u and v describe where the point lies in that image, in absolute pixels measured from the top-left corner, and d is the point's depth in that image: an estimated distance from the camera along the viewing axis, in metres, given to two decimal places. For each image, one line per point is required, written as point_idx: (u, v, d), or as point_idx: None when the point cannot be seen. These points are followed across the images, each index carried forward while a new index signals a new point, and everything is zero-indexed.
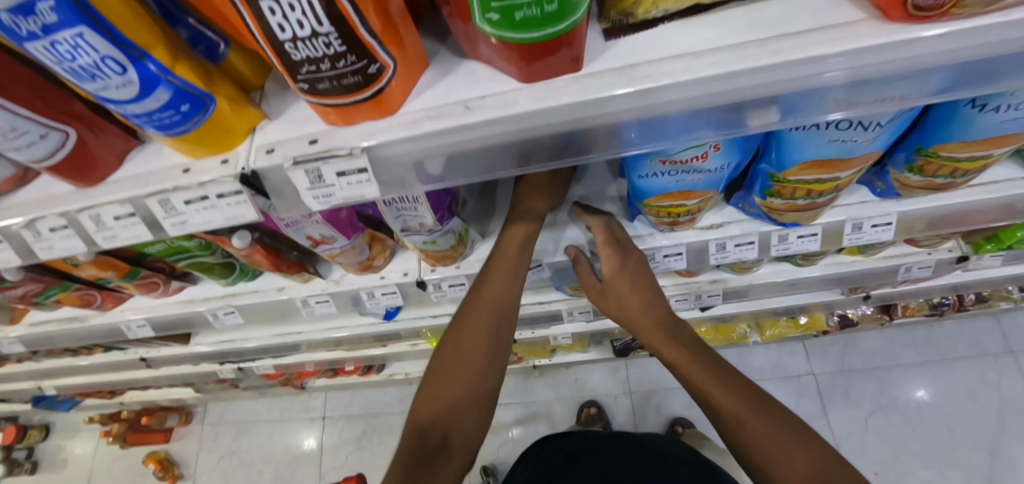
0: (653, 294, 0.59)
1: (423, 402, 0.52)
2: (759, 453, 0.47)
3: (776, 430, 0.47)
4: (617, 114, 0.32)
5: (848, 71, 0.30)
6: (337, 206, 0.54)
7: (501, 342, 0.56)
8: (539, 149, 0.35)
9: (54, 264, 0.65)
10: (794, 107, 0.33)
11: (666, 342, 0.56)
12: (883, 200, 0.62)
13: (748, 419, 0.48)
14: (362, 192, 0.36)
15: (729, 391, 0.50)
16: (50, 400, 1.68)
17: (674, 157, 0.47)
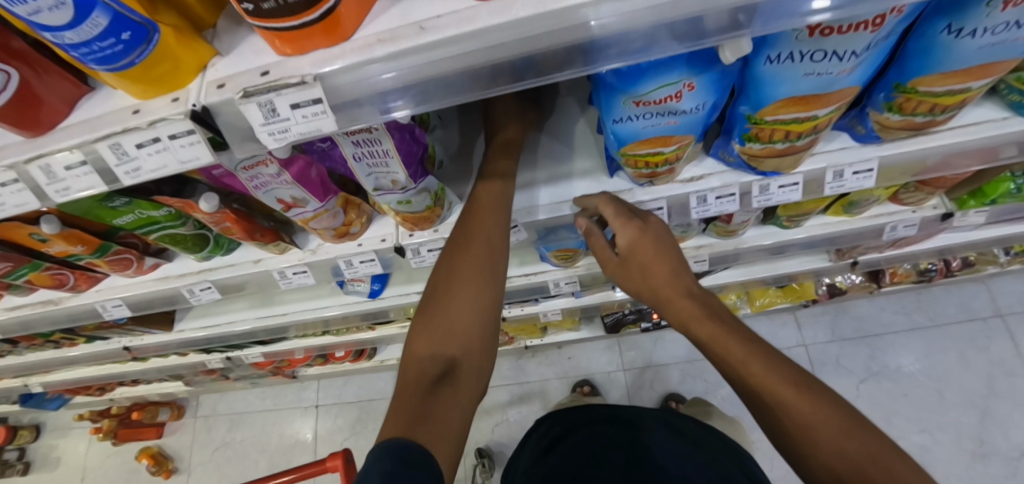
0: (676, 262, 0.57)
1: (413, 359, 0.51)
2: (788, 419, 0.45)
3: (812, 400, 0.45)
4: (576, 27, 0.31)
5: None
6: (307, 164, 0.53)
7: (490, 295, 0.55)
8: (501, 73, 0.34)
9: (21, 240, 0.63)
10: (770, 15, 0.32)
11: (696, 313, 0.53)
12: (863, 145, 0.61)
13: (783, 389, 0.45)
14: (319, 127, 0.35)
15: (761, 357, 0.48)
16: (38, 399, 1.66)
17: (647, 97, 0.46)
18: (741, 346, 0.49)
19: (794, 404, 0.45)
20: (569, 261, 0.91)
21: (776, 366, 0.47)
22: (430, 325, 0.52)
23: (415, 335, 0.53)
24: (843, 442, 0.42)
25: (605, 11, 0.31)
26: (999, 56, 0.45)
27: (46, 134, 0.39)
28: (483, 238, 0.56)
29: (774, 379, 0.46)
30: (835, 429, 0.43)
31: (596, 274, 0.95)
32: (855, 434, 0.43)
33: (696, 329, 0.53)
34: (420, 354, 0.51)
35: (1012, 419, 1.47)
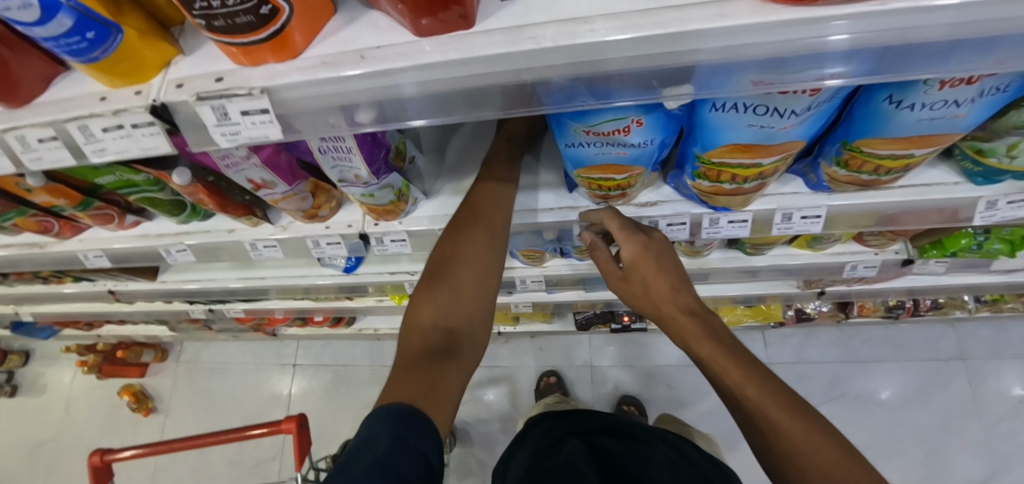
0: (678, 278, 0.56)
1: (418, 330, 0.54)
2: (782, 440, 0.47)
3: (800, 422, 0.47)
4: (505, 72, 0.33)
5: (721, 51, 0.32)
6: (277, 150, 0.55)
7: (490, 289, 0.59)
8: (439, 103, 0.37)
9: (7, 188, 0.66)
10: (710, 83, 0.34)
11: (697, 336, 0.53)
12: (815, 193, 0.63)
13: (774, 409, 0.48)
14: (267, 133, 0.38)
15: (758, 382, 0.49)
16: (28, 327, 1.73)
17: (598, 128, 0.49)
18: (738, 365, 0.50)
19: (784, 424, 0.47)
20: (536, 260, 0.93)
21: (768, 386, 0.49)
22: (431, 316, 0.54)
23: (412, 326, 0.55)
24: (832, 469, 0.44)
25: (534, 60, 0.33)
26: (938, 129, 0.47)
27: (25, 105, 0.41)
28: (484, 244, 0.59)
29: (765, 398, 0.48)
30: (824, 453, 0.45)
31: (562, 277, 0.99)
32: (842, 461, 0.45)
33: (696, 347, 0.53)
34: (419, 346, 0.52)
35: (957, 457, 1.52)
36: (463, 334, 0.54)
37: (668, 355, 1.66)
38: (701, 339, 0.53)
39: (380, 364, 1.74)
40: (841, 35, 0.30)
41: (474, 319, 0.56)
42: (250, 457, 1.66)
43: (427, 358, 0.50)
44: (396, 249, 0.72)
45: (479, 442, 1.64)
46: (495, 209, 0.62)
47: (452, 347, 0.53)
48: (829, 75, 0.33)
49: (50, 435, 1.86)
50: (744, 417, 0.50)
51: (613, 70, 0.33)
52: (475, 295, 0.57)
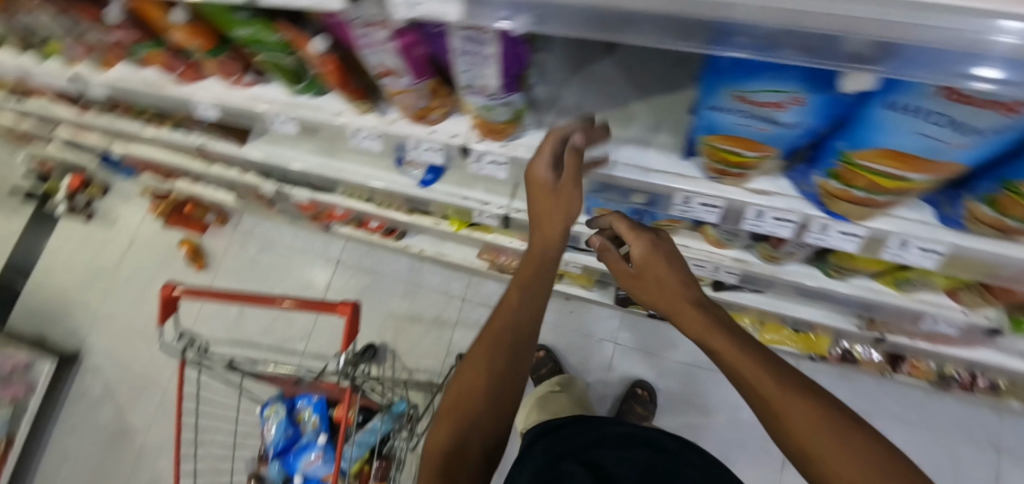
0: (686, 275, 0.58)
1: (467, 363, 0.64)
2: (798, 438, 0.48)
3: (822, 421, 0.48)
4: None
5: (962, 34, 0.27)
6: (415, 40, 0.55)
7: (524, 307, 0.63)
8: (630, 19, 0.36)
9: (152, 17, 0.69)
10: (913, 59, 0.30)
11: (708, 330, 0.55)
12: (945, 227, 0.58)
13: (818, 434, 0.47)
14: (444, 10, 0.41)
15: (771, 376, 0.50)
16: (115, 162, 1.87)
17: (752, 97, 0.46)
18: (751, 363, 0.52)
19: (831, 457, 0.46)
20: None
21: (814, 410, 0.48)
22: (471, 373, 0.62)
23: (453, 404, 0.62)
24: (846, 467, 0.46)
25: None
26: None
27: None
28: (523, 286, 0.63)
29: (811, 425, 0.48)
30: (846, 458, 0.46)
31: None
32: (858, 455, 0.46)
33: (708, 341, 0.55)
34: (460, 426, 0.60)
35: None
36: (487, 403, 0.61)
37: (691, 355, 1.65)
38: (726, 351, 0.53)
39: (415, 284, 1.81)
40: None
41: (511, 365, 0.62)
42: (284, 332, 1.79)
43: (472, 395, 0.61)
44: (491, 170, 0.72)
45: None
46: (550, 225, 0.60)
47: (488, 417, 0.61)
48: (971, 79, 0.29)
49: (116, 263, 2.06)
50: (761, 412, 0.51)
51: (820, 27, 0.30)
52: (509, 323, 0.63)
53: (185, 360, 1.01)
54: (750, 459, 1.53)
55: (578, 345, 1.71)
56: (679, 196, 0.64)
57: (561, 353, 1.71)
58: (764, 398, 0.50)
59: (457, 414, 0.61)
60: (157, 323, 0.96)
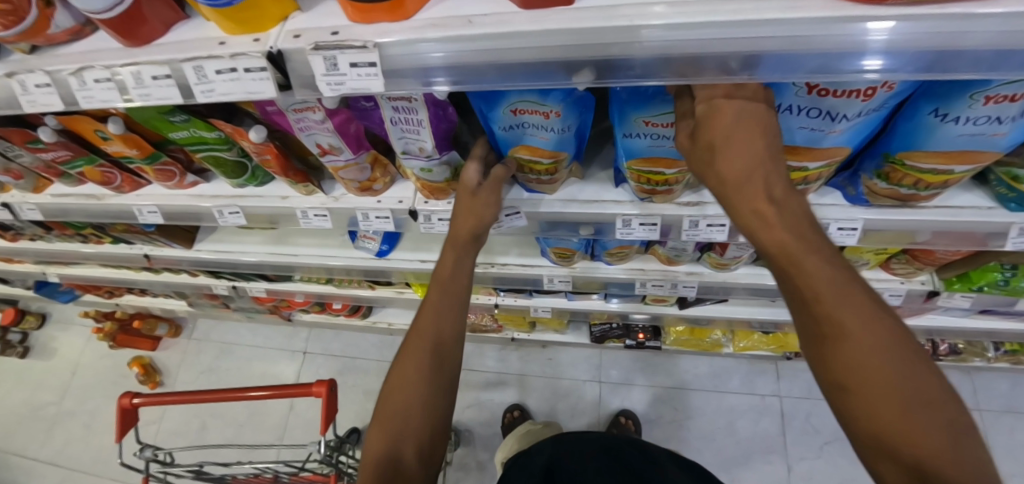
0: (767, 143, 0.38)
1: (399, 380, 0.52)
2: (842, 347, 0.35)
3: (846, 286, 0.35)
4: (608, 36, 0.37)
5: (785, 39, 0.36)
6: (347, 118, 0.59)
7: (448, 356, 0.53)
8: (548, 72, 0.40)
9: (84, 133, 0.71)
10: (653, 70, 0.39)
11: (773, 221, 0.37)
12: (854, 206, 0.66)
13: (847, 317, 0.35)
14: (369, 86, 0.41)
15: (837, 276, 0.36)
16: (50, 289, 1.71)
17: (654, 119, 0.53)
18: (821, 259, 0.36)
19: (839, 307, 0.35)
20: (549, 187, 0.68)
21: (897, 336, 0.35)
22: (429, 328, 0.53)
23: (405, 352, 0.53)
24: (877, 357, 0.34)
25: (654, 34, 0.37)
26: (826, 143, 0.53)
27: (93, 35, 0.51)
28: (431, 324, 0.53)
29: (803, 249, 0.36)
30: (872, 342, 0.34)
31: (589, 279, 1.01)
32: (879, 339, 0.34)
33: (762, 238, 0.37)
34: (414, 387, 0.51)
35: None
36: (431, 413, 0.51)
37: (676, 379, 1.60)
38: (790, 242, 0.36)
39: (388, 359, 1.70)
40: (889, 26, 0.34)
41: (426, 360, 0.52)
42: (264, 421, 1.69)
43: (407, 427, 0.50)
44: (381, 224, 0.75)
45: (477, 446, 1.57)
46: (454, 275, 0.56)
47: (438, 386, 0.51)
48: (868, 68, 0.36)
49: (53, 399, 1.82)
50: (799, 307, 0.37)
51: (710, 50, 0.37)
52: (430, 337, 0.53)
53: (148, 477, 0.92)
54: (751, 475, 1.44)
55: (565, 389, 1.63)
56: (623, 218, 0.68)
57: (549, 401, 1.62)
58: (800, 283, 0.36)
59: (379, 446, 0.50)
60: (114, 437, 0.90)
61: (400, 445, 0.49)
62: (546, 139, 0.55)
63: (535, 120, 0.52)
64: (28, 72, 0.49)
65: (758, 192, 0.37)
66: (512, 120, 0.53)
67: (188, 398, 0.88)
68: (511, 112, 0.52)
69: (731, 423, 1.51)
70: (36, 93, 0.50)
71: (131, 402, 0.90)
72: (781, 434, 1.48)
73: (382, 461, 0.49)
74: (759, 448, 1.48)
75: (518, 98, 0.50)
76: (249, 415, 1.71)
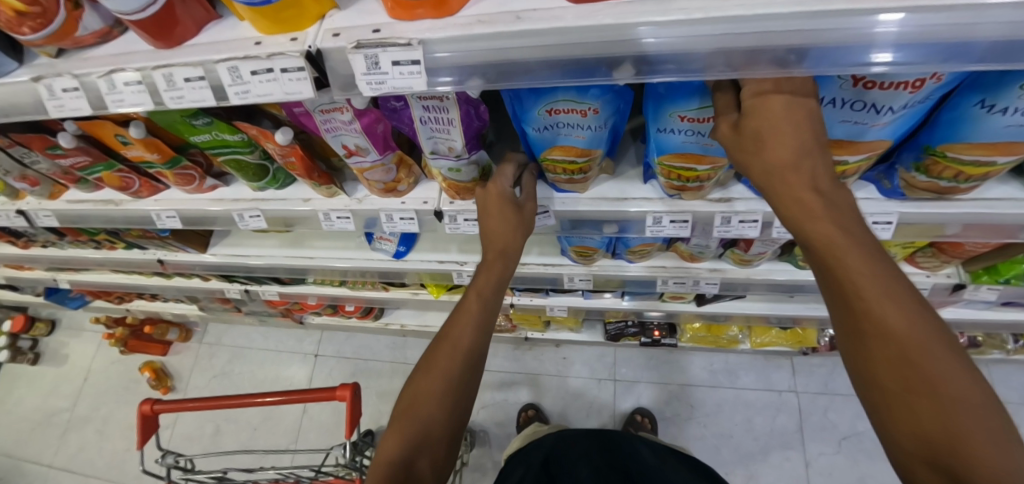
0: (811, 137, 0.37)
1: (423, 381, 0.50)
2: (882, 346, 0.33)
3: (890, 285, 0.34)
4: (660, 30, 0.36)
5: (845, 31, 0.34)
6: (375, 118, 0.58)
7: (477, 365, 0.52)
8: (595, 68, 0.39)
9: (105, 139, 0.70)
10: (704, 64, 0.37)
11: (814, 213, 0.36)
12: (888, 199, 0.65)
13: (890, 315, 0.33)
14: (411, 84, 0.40)
15: (880, 274, 0.34)
16: (61, 295, 1.70)
17: (692, 114, 0.52)
18: (864, 256, 0.34)
19: (882, 304, 0.33)
20: (580, 186, 0.67)
21: (944, 343, 0.33)
22: (463, 332, 0.53)
23: (433, 354, 0.52)
24: (920, 360, 0.32)
25: (707, 27, 0.35)
26: (868, 136, 0.52)
27: (121, 37, 0.50)
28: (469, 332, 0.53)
29: (846, 243, 0.35)
30: (916, 344, 0.33)
31: (610, 277, 1.00)
32: (924, 343, 0.33)
33: (807, 230, 0.36)
34: (439, 389, 0.49)
35: None
36: (452, 423, 0.49)
37: (692, 377, 1.59)
38: (830, 235, 0.35)
39: (401, 361, 1.70)
40: (898, 19, 0.33)
41: (455, 365, 0.51)
42: (278, 425, 1.68)
43: (425, 431, 0.48)
44: (405, 226, 0.74)
45: (493, 446, 1.57)
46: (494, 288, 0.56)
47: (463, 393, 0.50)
48: (874, 61, 0.35)
49: (66, 406, 1.82)
50: (839, 304, 0.36)
51: (765, 43, 0.35)
52: (464, 343, 0.52)
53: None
54: (769, 472, 1.43)
55: (579, 388, 1.63)
56: (653, 216, 0.67)
57: (564, 401, 1.61)
58: (842, 279, 0.35)
59: (393, 448, 0.48)
60: (136, 445, 0.90)
61: (417, 449, 0.47)
62: (583, 138, 0.55)
63: (571, 119, 0.52)
64: (56, 76, 0.48)
65: (800, 182, 0.36)
66: (547, 120, 0.53)
67: (211, 402, 0.88)
68: (547, 112, 0.52)
69: (747, 419, 1.50)
70: (64, 98, 0.49)
71: (152, 409, 0.89)
72: (798, 430, 1.47)
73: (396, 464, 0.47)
74: (777, 444, 1.47)
75: (557, 97, 0.50)
76: (263, 419, 1.70)
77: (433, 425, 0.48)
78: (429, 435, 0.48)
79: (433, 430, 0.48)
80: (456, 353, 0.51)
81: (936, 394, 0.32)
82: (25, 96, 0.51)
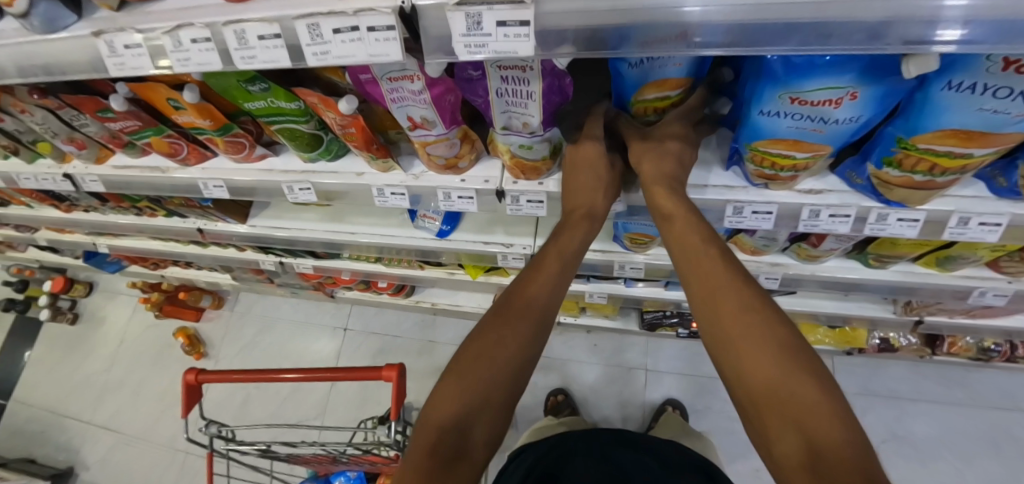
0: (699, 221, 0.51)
1: (480, 342, 0.48)
2: (753, 377, 0.41)
3: (757, 325, 0.43)
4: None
5: None
6: (446, 88, 0.54)
7: (539, 335, 0.49)
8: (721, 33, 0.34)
9: (156, 103, 0.68)
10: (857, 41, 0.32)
11: (701, 271, 0.47)
12: (999, 199, 0.59)
13: (758, 350, 0.42)
14: (516, 48, 0.36)
15: (750, 322, 0.43)
16: (99, 259, 1.74)
17: (807, 97, 0.46)
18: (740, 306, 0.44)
19: (751, 345, 0.42)
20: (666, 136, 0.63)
21: (815, 383, 0.40)
22: (530, 299, 0.50)
23: (495, 318, 0.50)
24: (782, 385, 0.40)
25: None
26: (1004, 128, 0.43)
27: None
28: (537, 299, 0.51)
29: (727, 289, 0.45)
30: (779, 379, 0.40)
31: (662, 267, 0.95)
32: (788, 375, 0.40)
33: (695, 284, 0.47)
34: (497, 352, 0.47)
35: None
36: (509, 387, 0.46)
37: None
38: (712, 283, 0.46)
39: (430, 339, 1.69)
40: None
41: (518, 325, 0.48)
42: (307, 395, 1.71)
43: (480, 397, 0.45)
44: (463, 205, 0.71)
45: (519, 428, 1.56)
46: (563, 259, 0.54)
47: (515, 369, 0.47)
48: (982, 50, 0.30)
49: (105, 366, 1.88)
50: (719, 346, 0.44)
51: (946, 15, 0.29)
52: (530, 308, 0.50)
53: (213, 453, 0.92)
54: None
55: (609, 376, 1.60)
56: (734, 206, 0.62)
57: (593, 388, 1.59)
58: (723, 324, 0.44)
59: (440, 408, 0.45)
60: (180, 413, 0.90)
61: (470, 416, 0.44)
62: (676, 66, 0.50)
63: None
64: (118, 31, 0.45)
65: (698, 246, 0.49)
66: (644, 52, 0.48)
67: (253, 375, 0.87)
68: None
69: None
70: (125, 55, 0.46)
71: (197, 378, 0.89)
72: None
73: (447, 429, 0.44)
74: None
75: None
76: (293, 390, 1.72)
77: (489, 392, 0.45)
78: (483, 402, 0.45)
79: (489, 397, 0.45)
80: (522, 318, 0.49)
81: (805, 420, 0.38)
82: (86, 53, 0.48)
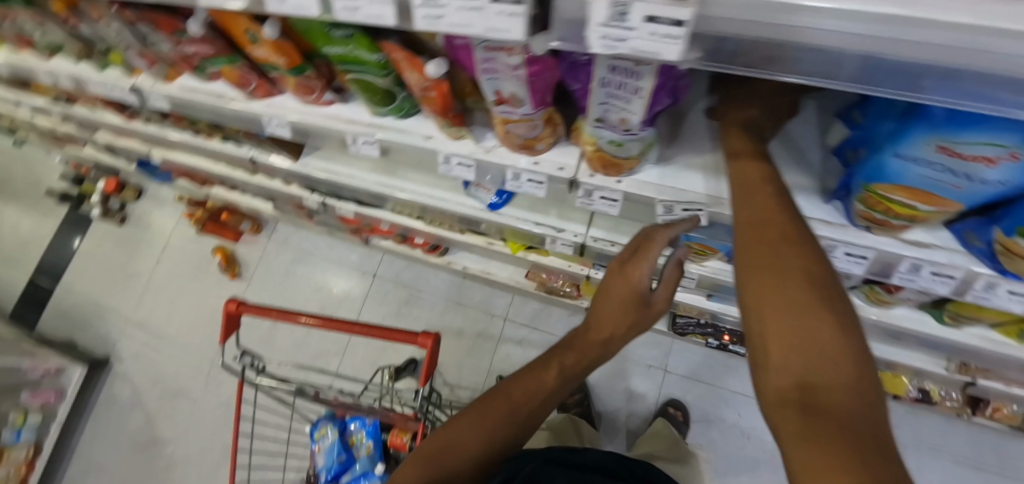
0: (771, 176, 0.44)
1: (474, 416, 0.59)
2: (762, 291, 0.34)
3: (791, 249, 0.36)
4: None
5: None
6: (545, 66, 0.49)
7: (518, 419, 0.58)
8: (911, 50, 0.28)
9: (234, 32, 0.65)
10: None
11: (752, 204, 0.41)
12: None
13: (782, 267, 0.35)
14: (664, 45, 0.31)
15: (788, 244, 0.36)
16: (150, 169, 1.81)
17: (962, 148, 0.39)
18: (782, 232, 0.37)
19: (776, 264, 0.35)
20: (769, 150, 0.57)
21: (837, 317, 0.32)
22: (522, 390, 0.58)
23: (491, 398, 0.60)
24: (795, 304, 0.32)
25: None
26: None
27: None
28: (527, 390, 0.58)
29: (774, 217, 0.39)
30: (797, 298, 0.33)
31: (715, 280, 0.90)
32: (804, 296, 0.33)
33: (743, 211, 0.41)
34: (480, 427, 0.57)
35: None
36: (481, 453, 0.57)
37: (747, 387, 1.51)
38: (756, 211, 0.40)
39: (455, 300, 1.70)
40: None
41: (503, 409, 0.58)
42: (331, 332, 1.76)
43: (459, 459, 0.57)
44: (530, 189, 0.68)
45: None
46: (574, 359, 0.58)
47: (491, 441, 0.57)
48: None
49: (147, 270, 1.97)
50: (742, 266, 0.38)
51: None
52: (519, 399, 0.58)
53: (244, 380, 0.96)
54: None
55: (626, 368, 1.59)
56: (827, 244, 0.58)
57: (608, 378, 1.58)
58: (753, 244, 0.38)
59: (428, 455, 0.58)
60: (219, 339, 0.93)
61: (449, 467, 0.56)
62: None
63: None
64: None
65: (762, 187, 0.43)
66: None
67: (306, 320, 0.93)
68: None
69: None
70: None
71: (238, 310, 0.92)
72: None
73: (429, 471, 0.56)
74: None
75: None
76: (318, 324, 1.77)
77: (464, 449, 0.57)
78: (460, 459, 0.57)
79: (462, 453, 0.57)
80: (507, 405, 0.58)
81: (803, 343, 0.31)
82: None
